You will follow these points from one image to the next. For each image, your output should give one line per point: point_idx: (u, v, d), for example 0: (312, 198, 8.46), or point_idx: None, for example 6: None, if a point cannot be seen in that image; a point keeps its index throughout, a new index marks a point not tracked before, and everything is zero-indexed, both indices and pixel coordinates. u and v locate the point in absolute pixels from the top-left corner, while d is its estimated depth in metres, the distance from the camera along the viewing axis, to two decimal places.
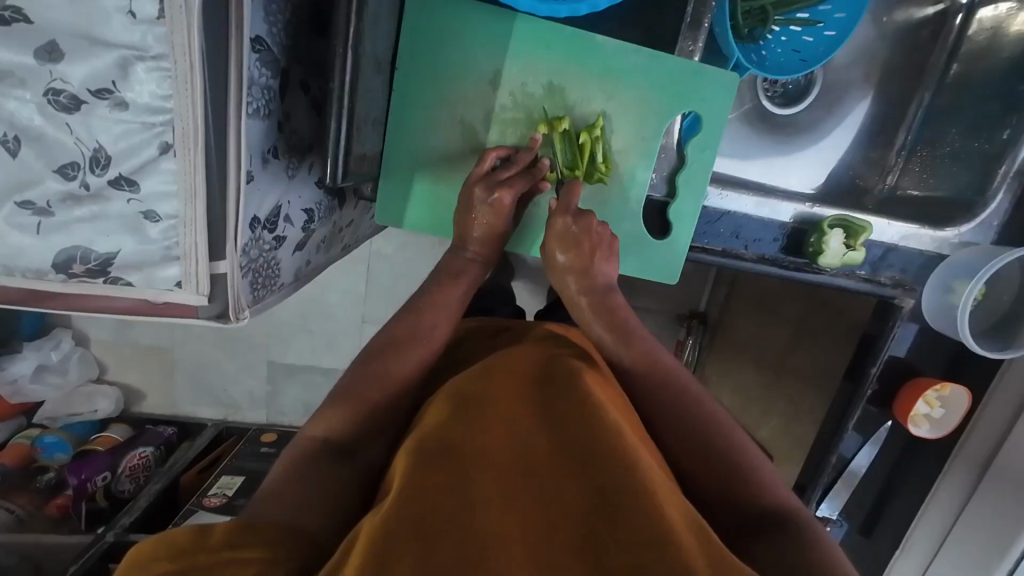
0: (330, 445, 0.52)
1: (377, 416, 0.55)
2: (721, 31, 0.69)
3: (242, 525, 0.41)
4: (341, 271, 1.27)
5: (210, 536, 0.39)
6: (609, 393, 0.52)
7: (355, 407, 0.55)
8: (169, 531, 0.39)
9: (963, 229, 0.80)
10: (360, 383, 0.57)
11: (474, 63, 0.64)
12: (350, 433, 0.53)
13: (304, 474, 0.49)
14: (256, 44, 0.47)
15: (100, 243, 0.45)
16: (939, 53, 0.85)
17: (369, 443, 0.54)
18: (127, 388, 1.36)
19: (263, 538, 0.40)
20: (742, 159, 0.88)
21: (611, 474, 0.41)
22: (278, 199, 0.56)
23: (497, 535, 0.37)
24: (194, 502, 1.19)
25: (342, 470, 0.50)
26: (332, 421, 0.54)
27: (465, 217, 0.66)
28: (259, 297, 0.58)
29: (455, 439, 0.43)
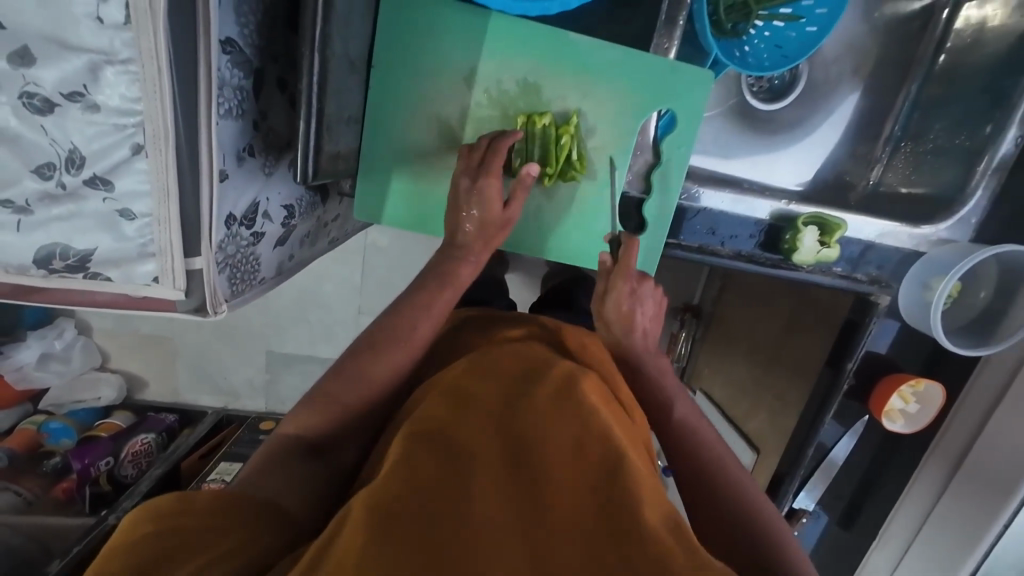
0: (303, 442, 0.55)
1: (355, 417, 0.58)
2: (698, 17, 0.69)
3: (229, 497, 0.44)
4: (338, 262, 1.29)
5: (195, 501, 0.43)
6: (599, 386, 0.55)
7: (330, 408, 0.56)
8: (157, 498, 0.43)
9: (941, 226, 0.80)
10: (336, 380, 0.57)
11: (450, 60, 0.64)
12: (327, 436, 0.56)
13: (277, 468, 0.52)
14: (227, 45, 0.48)
15: (78, 239, 0.47)
16: (927, 45, 0.84)
17: (341, 446, 0.57)
18: (130, 376, 1.42)
19: (244, 513, 0.44)
20: (725, 153, 0.88)
21: (600, 465, 0.43)
22: (255, 196, 0.57)
23: (490, 519, 0.39)
24: (194, 487, 1.23)
25: (317, 468, 0.54)
26: (306, 417, 0.56)
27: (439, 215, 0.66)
28: (238, 291, 0.60)
29: (448, 433, 0.46)
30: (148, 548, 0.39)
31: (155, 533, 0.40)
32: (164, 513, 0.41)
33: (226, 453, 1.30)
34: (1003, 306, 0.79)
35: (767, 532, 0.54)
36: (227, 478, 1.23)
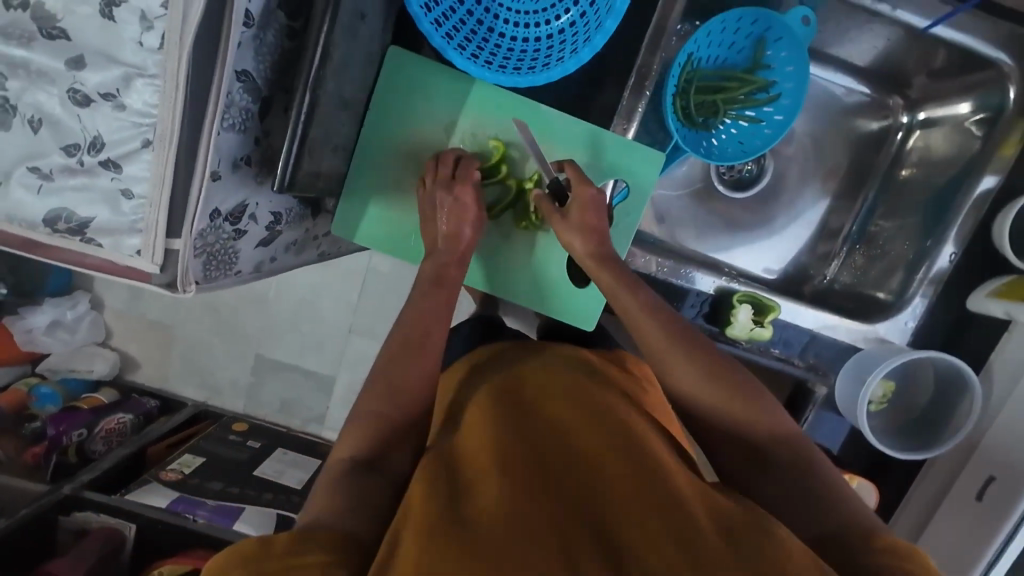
0: (356, 461, 0.57)
1: (404, 425, 0.60)
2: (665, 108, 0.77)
3: (300, 535, 0.48)
4: (341, 280, 1.40)
5: (272, 544, 0.46)
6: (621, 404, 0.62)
7: (374, 426, 0.59)
8: (233, 546, 0.47)
9: (878, 326, 0.82)
10: (370, 395, 0.61)
11: (436, 113, 0.75)
12: (371, 449, 0.58)
13: (339, 489, 0.54)
14: (241, 75, 0.59)
15: (83, 209, 0.56)
16: (883, 160, 0.93)
17: (395, 455, 0.59)
18: (126, 355, 1.49)
19: (321, 547, 0.47)
20: (688, 228, 0.95)
21: (622, 477, 0.52)
22: (244, 198, 0.67)
23: (536, 536, 0.46)
24: (153, 473, 1.28)
25: (379, 480, 0.56)
26: (354, 439, 0.59)
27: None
28: (212, 277, 0.68)
29: (475, 463, 0.54)
30: None
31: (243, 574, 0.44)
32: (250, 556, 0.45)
33: (193, 446, 1.34)
34: (943, 415, 0.80)
35: (810, 473, 0.57)
36: (185, 470, 1.28)
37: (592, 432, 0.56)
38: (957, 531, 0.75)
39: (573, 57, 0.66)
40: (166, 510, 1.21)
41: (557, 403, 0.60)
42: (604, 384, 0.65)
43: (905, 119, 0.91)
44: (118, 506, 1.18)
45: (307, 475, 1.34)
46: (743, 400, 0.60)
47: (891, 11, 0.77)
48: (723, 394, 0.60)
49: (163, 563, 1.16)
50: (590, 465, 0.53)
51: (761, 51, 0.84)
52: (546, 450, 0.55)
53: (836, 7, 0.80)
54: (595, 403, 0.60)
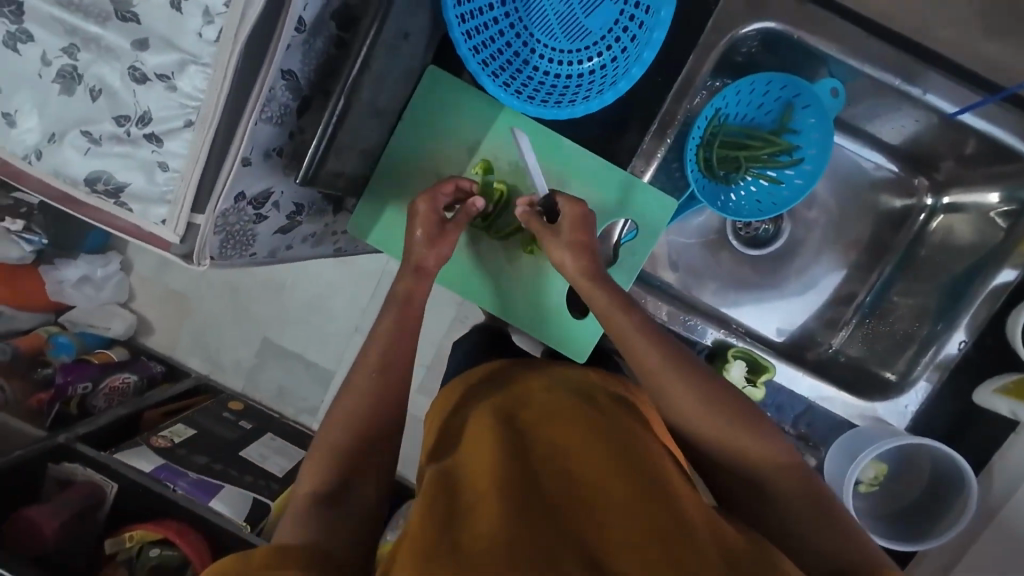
0: (322, 493, 0.58)
1: (369, 453, 0.62)
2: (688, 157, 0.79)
3: (278, 550, 0.49)
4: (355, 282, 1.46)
5: (249, 559, 0.48)
6: (618, 423, 0.62)
7: (337, 459, 0.60)
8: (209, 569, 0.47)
9: (878, 406, 0.79)
10: (331, 428, 0.63)
11: (462, 132, 0.79)
12: (336, 480, 0.59)
13: (307, 522, 0.55)
14: (286, 74, 0.63)
15: (121, 174, 0.60)
16: (903, 238, 0.92)
17: (360, 486, 0.61)
18: (142, 320, 1.58)
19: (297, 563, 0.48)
20: (696, 278, 0.95)
21: (618, 494, 0.52)
22: (270, 186, 0.71)
23: (530, 546, 0.46)
24: (144, 438, 1.30)
25: (348, 511, 0.58)
26: (317, 473, 0.60)
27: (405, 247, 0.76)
28: (227, 255, 0.72)
29: (467, 478, 0.54)
30: None
31: None
32: None
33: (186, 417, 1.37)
34: (940, 506, 0.75)
35: (806, 495, 0.57)
36: (176, 438, 1.30)
37: (588, 450, 0.56)
38: None
39: (599, 98, 0.68)
40: (148, 474, 1.19)
41: (551, 421, 0.61)
42: (605, 404, 0.64)
43: (929, 201, 0.90)
44: (104, 462, 1.18)
45: (290, 463, 1.35)
46: (742, 427, 0.60)
47: (920, 95, 0.76)
48: (722, 420, 0.60)
49: (133, 528, 1.17)
50: (585, 482, 0.53)
51: (787, 117, 0.86)
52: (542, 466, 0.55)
53: (866, 85, 0.80)
54: (591, 423, 0.60)
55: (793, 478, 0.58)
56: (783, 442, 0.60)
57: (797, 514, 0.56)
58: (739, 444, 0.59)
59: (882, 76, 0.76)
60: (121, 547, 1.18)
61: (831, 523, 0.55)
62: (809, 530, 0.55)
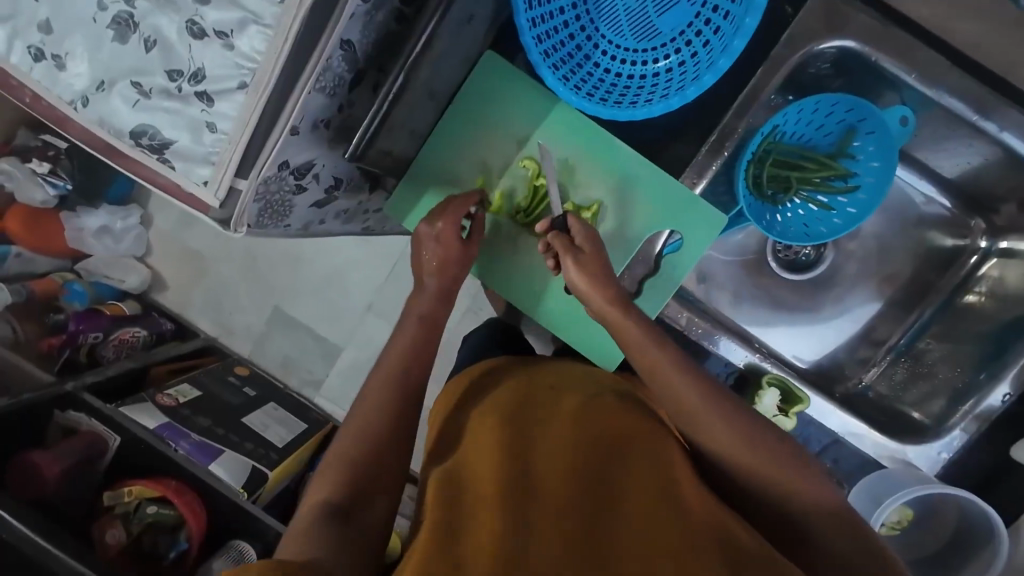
0: (334, 504, 0.60)
1: (379, 463, 0.65)
2: (738, 172, 0.75)
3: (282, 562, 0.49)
4: (373, 259, 1.45)
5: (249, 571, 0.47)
6: (625, 425, 0.60)
7: (346, 474, 0.63)
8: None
9: (910, 449, 0.77)
10: (341, 442, 0.66)
11: (513, 122, 0.75)
12: (348, 496, 0.62)
13: (322, 533, 0.57)
14: (345, 45, 0.61)
15: (167, 130, 0.58)
16: (948, 280, 0.88)
17: (373, 503, 0.62)
18: (156, 275, 1.57)
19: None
20: (730, 298, 0.93)
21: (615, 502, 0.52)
22: (313, 157, 0.69)
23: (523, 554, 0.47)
24: (149, 394, 1.28)
25: (361, 522, 0.60)
26: (331, 483, 0.62)
27: (437, 236, 0.73)
28: (263, 224, 0.70)
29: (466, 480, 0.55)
30: None
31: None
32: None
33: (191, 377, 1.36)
34: (958, 561, 0.74)
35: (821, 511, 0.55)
36: (180, 397, 1.28)
37: (589, 455, 0.56)
38: None
39: (663, 102, 0.65)
40: (152, 431, 1.17)
41: (556, 423, 0.60)
42: (612, 407, 0.63)
43: (983, 243, 0.86)
44: (107, 414, 1.17)
45: (290, 435, 1.35)
46: (755, 443, 0.58)
47: (995, 132, 0.72)
48: (734, 436, 0.58)
49: (133, 483, 1.16)
50: (585, 484, 0.53)
51: (848, 141, 0.82)
52: (540, 467, 0.55)
53: (938, 115, 0.76)
54: (594, 426, 0.59)
55: (810, 494, 0.56)
56: (801, 457, 0.58)
57: (818, 532, 0.54)
58: (753, 460, 0.58)
59: (956, 106, 0.73)
60: (119, 502, 1.16)
61: (857, 542, 0.53)
62: (830, 548, 0.54)
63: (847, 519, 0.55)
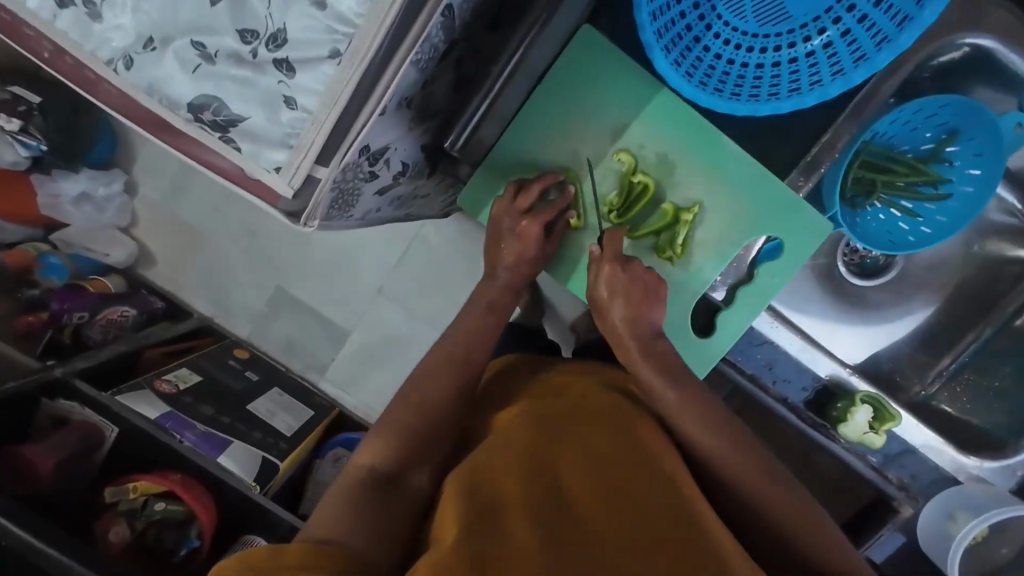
0: (377, 474, 0.58)
1: (419, 443, 0.60)
2: (829, 185, 0.69)
3: (315, 548, 0.46)
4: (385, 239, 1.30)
5: (284, 556, 0.45)
6: (663, 449, 0.57)
7: (393, 438, 0.60)
8: (247, 549, 0.45)
9: (986, 464, 0.76)
10: (395, 403, 0.63)
11: (608, 109, 0.68)
12: (394, 464, 0.58)
13: (357, 506, 0.54)
14: (447, 11, 0.51)
15: (236, 104, 0.49)
16: (1014, 297, 0.85)
17: (415, 476, 0.59)
18: (145, 249, 1.39)
19: (327, 562, 0.46)
20: (796, 303, 0.89)
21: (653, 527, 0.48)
22: (390, 140, 0.60)
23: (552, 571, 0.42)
24: (146, 379, 1.09)
25: (395, 503, 0.56)
26: (376, 449, 0.60)
27: (519, 236, 0.68)
28: (330, 216, 0.61)
29: (497, 484, 0.50)
30: None
31: None
32: (260, 565, 0.43)
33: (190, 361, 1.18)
34: None
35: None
36: (181, 384, 1.10)
37: (627, 475, 0.52)
38: None
39: (793, 98, 0.59)
40: (154, 423, 0.99)
41: (597, 432, 0.56)
42: (639, 411, 0.62)
43: None
44: (103, 402, 0.97)
45: (299, 424, 1.18)
46: (771, 478, 0.58)
47: None
48: (753, 468, 0.58)
49: (139, 478, 0.96)
50: (622, 505, 0.49)
51: (945, 144, 0.78)
52: (575, 481, 0.51)
53: None
54: (636, 442, 0.56)
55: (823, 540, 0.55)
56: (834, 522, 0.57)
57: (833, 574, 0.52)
58: (772, 497, 0.57)
59: None
60: (123, 498, 0.97)
61: None
62: None
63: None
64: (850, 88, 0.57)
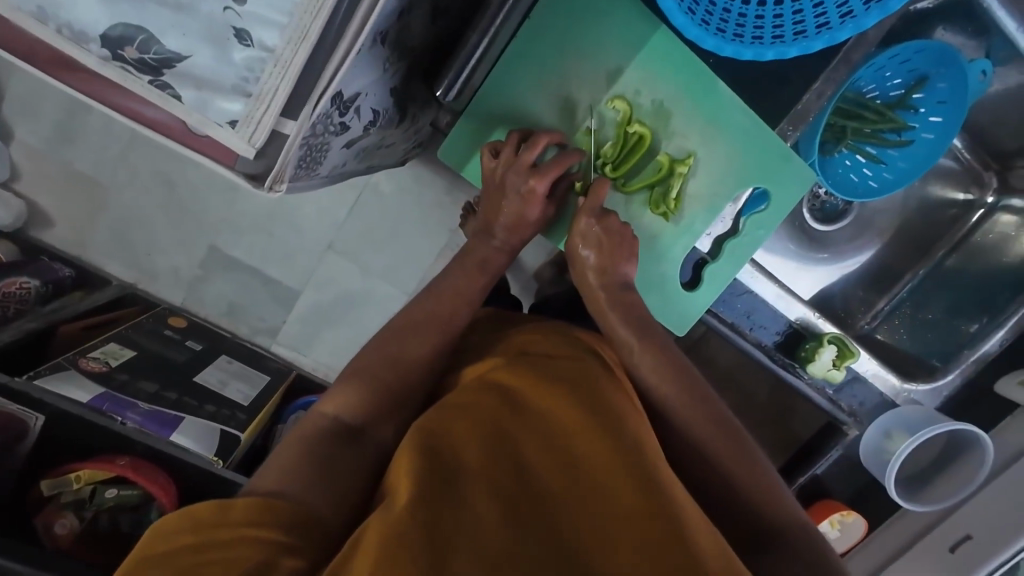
0: (340, 424, 0.49)
1: (391, 399, 0.52)
2: (806, 143, 0.73)
3: (266, 502, 0.39)
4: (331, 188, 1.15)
5: (230, 511, 0.38)
6: (639, 413, 0.51)
7: (369, 387, 0.52)
8: (190, 505, 0.38)
9: (919, 387, 0.87)
10: (371, 355, 0.55)
11: (602, 52, 0.64)
12: (363, 416, 0.50)
13: (315, 452, 0.46)
14: None
15: (170, 38, 0.39)
16: (950, 237, 0.95)
17: (379, 431, 0.50)
18: (35, 207, 1.16)
19: (280, 520, 0.38)
20: (765, 249, 0.93)
21: (626, 492, 0.41)
22: (363, 86, 0.51)
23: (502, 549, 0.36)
24: (68, 358, 0.93)
25: (356, 456, 0.47)
26: (347, 398, 0.51)
27: (525, 197, 0.62)
28: (297, 177, 0.52)
29: (459, 445, 0.43)
30: (188, 560, 0.35)
31: (196, 542, 0.36)
32: (205, 522, 0.37)
33: (116, 334, 1.02)
34: (936, 476, 0.88)
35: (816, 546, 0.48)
36: (112, 361, 0.95)
37: (602, 435, 0.45)
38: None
39: (801, 42, 0.56)
40: (86, 406, 0.85)
41: (575, 389, 0.50)
42: (612, 371, 0.56)
43: (990, 199, 0.93)
44: (20, 388, 0.81)
45: (255, 391, 1.07)
46: (739, 446, 0.53)
47: None
48: (720, 436, 0.53)
49: (80, 466, 0.85)
50: (591, 469, 0.43)
51: (912, 92, 0.81)
52: (540, 448, 0.44)
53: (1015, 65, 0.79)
54: (614, 399, 0.50)
55: (788, 515, 0.50)
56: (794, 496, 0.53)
57: (795, 546, 0.48)
58: (738, 466, 0.52)
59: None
60: (66, 490, 0.86)
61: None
62: None
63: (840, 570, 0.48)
64: (862, 30, 0.55)
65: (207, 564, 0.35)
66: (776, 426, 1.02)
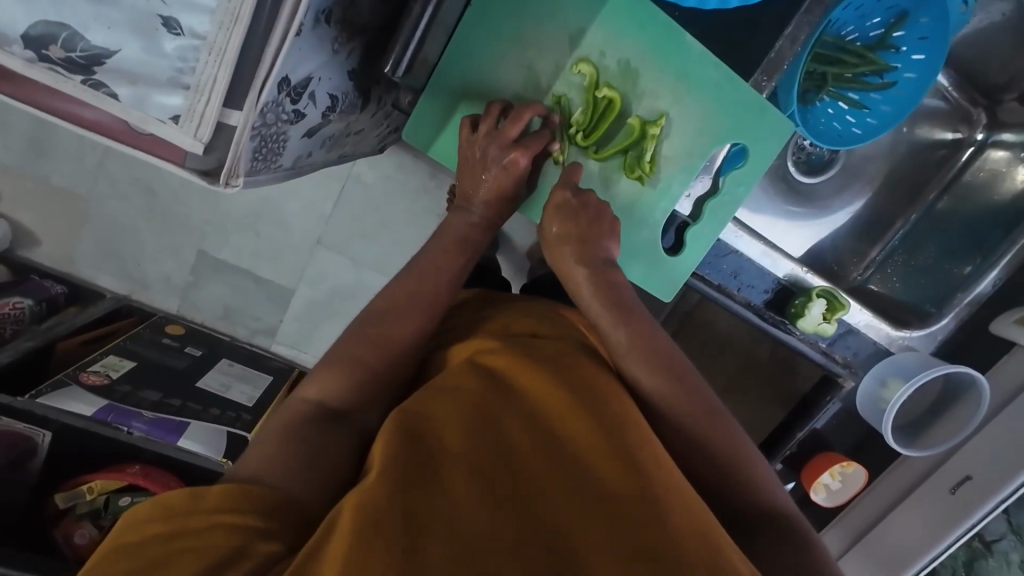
0: (322, 407, 0.49)
1: (370, 380, 0.52)
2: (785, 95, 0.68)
3: (244, 488, 0.39)
4: (311, 181, 1.13)
5: (205, 497, 0.38)
6: (619, 388, 0.51)
7: (347, 370, 0.52)
8: (163, 493, 0.38)
9: (914, 332, 0.87)
10: (354, 340, 0.54)
11: (563, 14, 0.61)
12: (345, 399, 0.50)
13: (294, 435, 0.46)
14: None
15: (94, 32, 0.38)
16: (939, 179, 0.93)
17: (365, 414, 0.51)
18: (18, 226, 1.15)
19: (256, 505, 0.39)
20: (752, 210, 0.92)
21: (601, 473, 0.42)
22: (313, 70, 0.50)
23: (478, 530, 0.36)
24: (69, 374, 0.94)
25: (338, 436, 0.48)
26: (326, 384, 0.51)
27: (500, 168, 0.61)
28: (256, 171, 0.50)
29: (439, 429, 0.43)
30: (161, 546, 0.36)
31: (166, 531, 0.37)
32: (174, 509, 0.37)
33: (116, 346, 1.01)
34: (934, 422, 0.88)
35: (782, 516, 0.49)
36: (114, 373, 0.95)
37: (581, 416, 0.45)
38: (920, 518, 0.83)
39: None
40: (92, 419, 0.86)
41: (556, 368, 0.49)
42: (590, 349, 0.55)
43: (980, 136, 0.90)
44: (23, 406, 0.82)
45: (259, 391, 1.05)
46: (716, 419, 0.53)
47: None
48: (700, 408, 0.52)
49: (93, 477, 0.86)
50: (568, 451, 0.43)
51: (894, 30, 0.78)
52: (520, 429, 0.44)
53: None
54: (594, 377, 0.49)
55: (761, 487, 0.51)
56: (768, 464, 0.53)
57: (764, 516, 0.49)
58: (717, 437, 0.52)
59: None
60: (81, 501, 0.87)
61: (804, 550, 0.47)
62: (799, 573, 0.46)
63: (810, 540, 0.48)
64: None
65: (180, 551, 0.36)
66: (776, 383, 1.02)
